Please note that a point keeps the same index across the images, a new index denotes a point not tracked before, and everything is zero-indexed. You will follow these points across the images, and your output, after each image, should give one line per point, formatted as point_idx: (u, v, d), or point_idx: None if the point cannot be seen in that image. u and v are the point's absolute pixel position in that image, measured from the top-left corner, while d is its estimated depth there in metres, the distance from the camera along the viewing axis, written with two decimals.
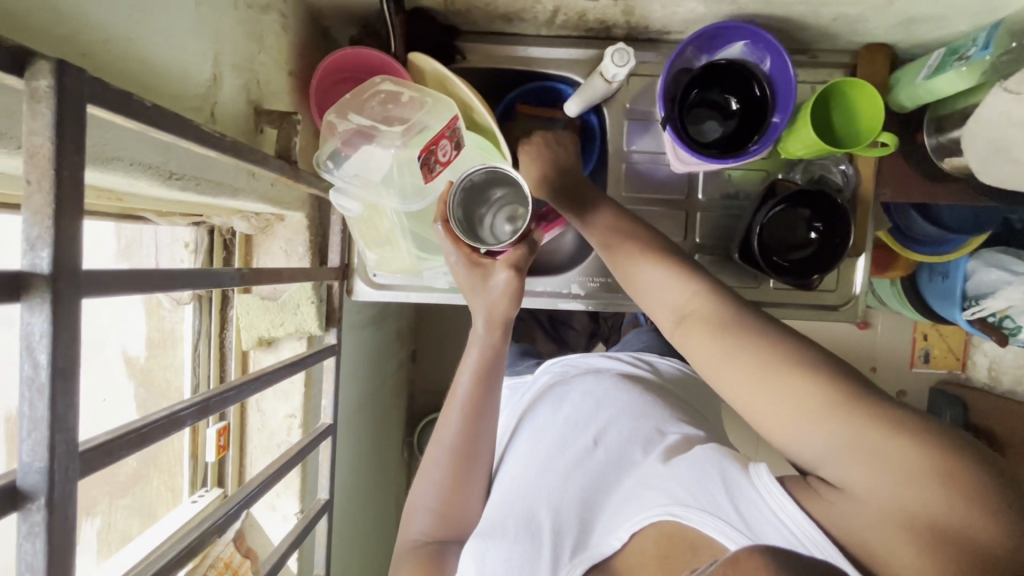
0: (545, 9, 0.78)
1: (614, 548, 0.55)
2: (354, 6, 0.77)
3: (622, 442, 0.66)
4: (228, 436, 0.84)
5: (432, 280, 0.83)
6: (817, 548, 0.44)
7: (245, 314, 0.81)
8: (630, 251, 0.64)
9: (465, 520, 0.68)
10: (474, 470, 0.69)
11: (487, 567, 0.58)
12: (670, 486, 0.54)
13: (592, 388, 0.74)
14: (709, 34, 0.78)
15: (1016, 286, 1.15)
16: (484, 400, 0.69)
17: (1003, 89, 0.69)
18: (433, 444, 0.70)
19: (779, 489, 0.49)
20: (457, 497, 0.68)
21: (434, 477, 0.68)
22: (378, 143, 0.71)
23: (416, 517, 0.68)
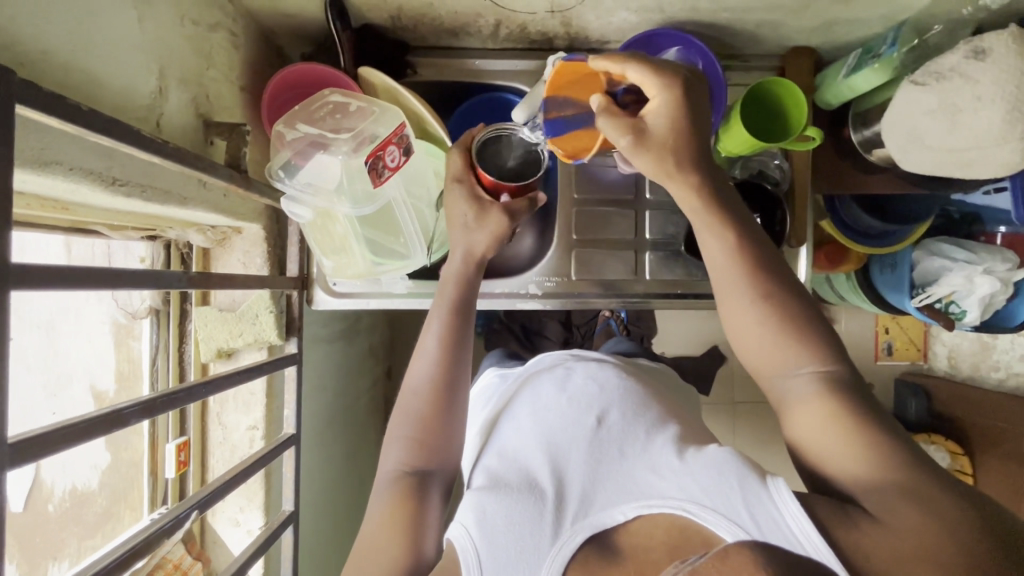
0: (488, 23, 0.83)
1: (617, 521, 0.56)
2: (305, 24, 0.80)
3: (626, 423, 0.65)
4: (189, 451, 0.83)
5: (392, 285, 0.86)
6: (811, 547, 0.47)
7: (203, 326, 0.82)
8: (741, 293, 0.58)
9: (445, 453, 0.67)
10: (452, 410, 0.68)
11: (488, 521, 0.56)
12: (682, 480, 0.55)
13: (597, 372, 0.74)
14: (639, 41, 0.84)
15: (956, 271, 1.22)
16: (459, 327, 0.72)
17: (911, 81, 0.74)
18: (409, 377, 0.71)
19: (798, 506, 0.48)
20: (438, 430, 0.67)
21: (413, 409, 0.68)
22: (328, 151, 0.72)
23: (392, 451, 0.67)
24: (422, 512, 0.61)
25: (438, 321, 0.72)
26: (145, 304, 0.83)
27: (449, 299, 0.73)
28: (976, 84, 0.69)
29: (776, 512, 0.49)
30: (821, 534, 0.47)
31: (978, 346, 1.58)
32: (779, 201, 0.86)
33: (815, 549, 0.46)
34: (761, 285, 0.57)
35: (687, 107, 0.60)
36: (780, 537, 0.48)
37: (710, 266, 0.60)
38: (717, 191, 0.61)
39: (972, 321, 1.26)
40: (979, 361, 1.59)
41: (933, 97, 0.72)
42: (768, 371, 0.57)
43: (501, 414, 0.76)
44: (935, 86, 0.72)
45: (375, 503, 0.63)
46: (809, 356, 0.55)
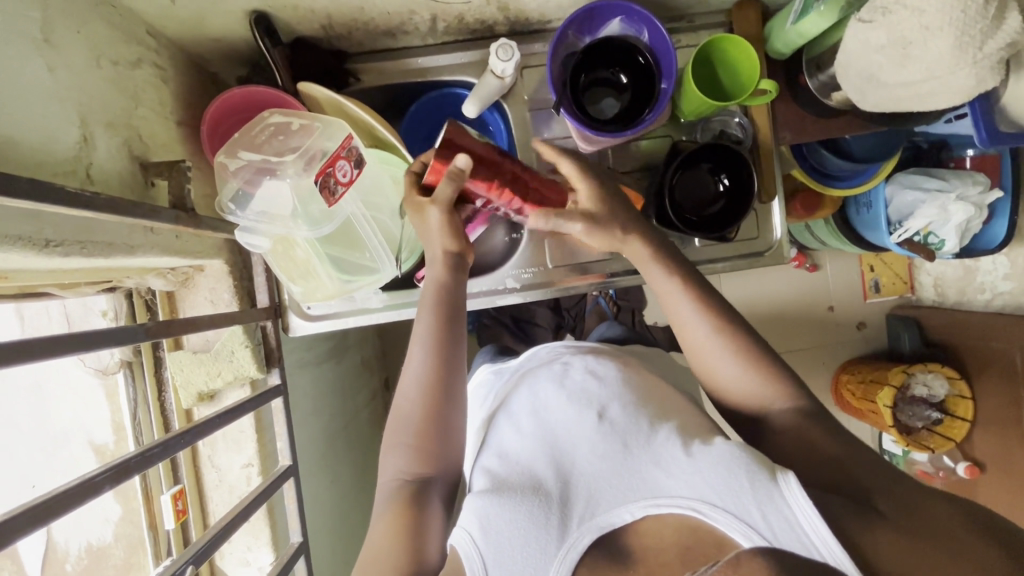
0: (424, 19, 0.80)
1: (625, 521, 0.58)
2: (234, 45, 0.78)
3: (627, 416, 0.66)
4: (185, 499, 0.80)
5: (366, 301, 0.85)
6: (830, 554, 0.51)
7: (179, 371, 0.78)
8: (715, 345, 0.70)
9: (444, 455, 0.69)
10: (450, 408, 0.70)
11: (492, 527, 0.58)
12: (692, 479, 0.57)
13: (594, 367, 0.75)
14: (584, 14, 0.81)
15: (929, 202, 1.22)
16: (453, 334, 0.71)
17: (857, 20, 0.74)
18: (402, 380, 0.72)
19: (808, 502, 0.52)
20: (434, 432, 0.69)
21: (409, 412, 0.70)
22: (278, 176, 0.70)
23: (394, 458, 0.69)
24: (421, 513, 0.64)
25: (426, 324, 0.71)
26: (115, 358, 0.79)
27: (432, 301, 0.71)
28: (923, 15, 0.67)
29: (790, 513, 0.52)
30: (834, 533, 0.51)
31: (962, 271, 1.65)
32: (749, 174, 0.81)
33: (827, 548, 0.51)
34: (731, 340, 0.70)
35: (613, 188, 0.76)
36: (794, 540, 0.51)
37: (677, 316, 0.73)
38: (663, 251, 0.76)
39: (952, 250, 1.27)
40: (964, 285, 1.65)
41: (880, 34, 0.72)
42: (752, 409, 0.69)
43: (500, 413, 0.76)
44: (880, 23, 0.71)
45: (378, 509, 0.66)
46: (777, 395, 0.68)
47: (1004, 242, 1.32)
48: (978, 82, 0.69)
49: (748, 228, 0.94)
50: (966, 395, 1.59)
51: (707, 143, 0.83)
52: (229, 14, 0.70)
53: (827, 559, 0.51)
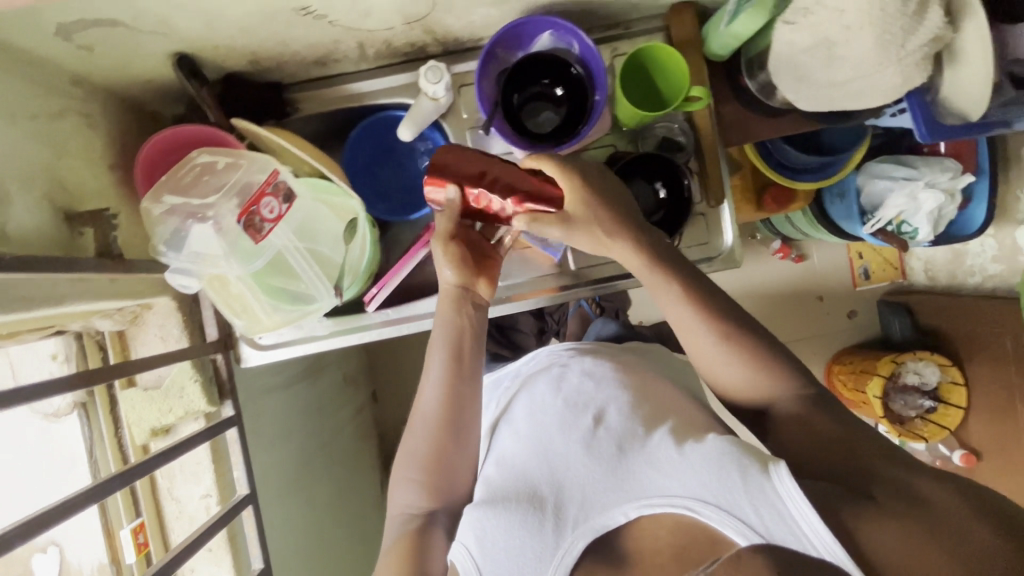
0: (351, 47, 0.81)
1: (619, 521, 0.63)
2: (164, 85, 0.78)
3: (622, 422, 0.72)
4: (147, 532, 0.81)
5: (314, 329, 0.88)
6: (826, 550, 0.54)
7: (131, 409, 0.80)
8: (706, 344, 0.72)
9: (450, 486, 0.76)
10: (458, 436, 0.76)
11: (488, 543, 0.65)
12: (685, 479, 0.62)
13: (591, 369, 0.81)
14: (510, 30, 0.80)
15: (898, 191, 1.19)
16: (462, 386, 0.76)
17: (782, 22, 0.71)
18: (415, 418, 0.78)
19: (800, 493, 0.56)
20: (440, 467, 0.75)
21: (416, 454, 0.76)
22: (200, 217, 0.69)
23: (403, 492, 0.76)
24: (427, 543, 0.71)
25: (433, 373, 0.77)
26: (69, 399, 0.80)
27: (442, 339, 0.78)
28: (841, 14, 0.65)
29: (780, 505, 0.56)
30: (829, 528, 0.54)
31: (952, 254, 1.63)
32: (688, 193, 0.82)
33: (820, 541, 0.54)
34: (720, 336, 0.70)
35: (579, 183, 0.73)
36: (788, 536, 0.55)
37: (671, 312, 0.73)
38: (659, 256, 0.74)
39: (925, 238, 1.23)
40: (955, 269, 1.63)
41: (803, 36, 0.70)
42: (753, 395, 0.71)
43: (507, 424, 0.82)
44: (803, 24, 0.69)
45: (391, 539, 0.74)
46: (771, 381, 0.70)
47: (985, 224, 1.30)
48: (905, 79, 0.67)
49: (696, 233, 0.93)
50: (960, 381, 1.56)
51: (642, 155, 0.83)
52: (151, 58, 0.71)
53: (823, 554, 0.53)
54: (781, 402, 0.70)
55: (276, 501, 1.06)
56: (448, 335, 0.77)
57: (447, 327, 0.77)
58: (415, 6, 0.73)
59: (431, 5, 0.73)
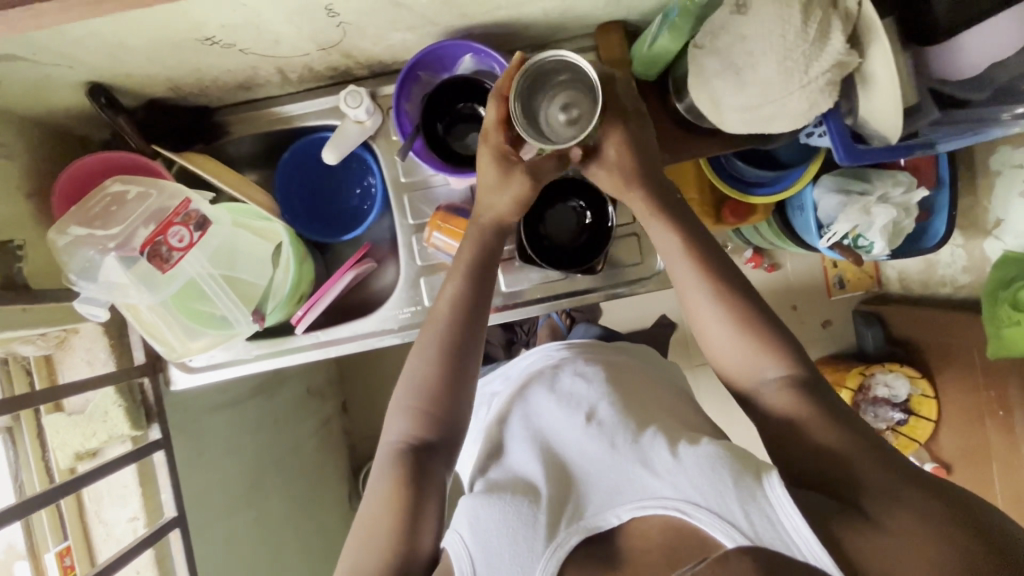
0: (272, 72, 0.81)
1: (612, 523, 0.63)
2: (86, 113, 0.79)
3: (614, 417, 0.73)
4: (74, 555, 0.83)
5: (240, 352, 0.88)
6: (811, 554, 0.54)
7: (55, 434, 0.81)
8: (709, 309, 0.73)
9: (446, 418, 0.72)
10: (462, 377, 0.74)
11: (482, 523, 0.64)
12: (677, 480, 0.62)
13: (582, 370, 0.83)
14: (429, 55, 0.79)
15: (852, 205, 1.17)
16: (468, 331, 0.75)
17: (694, 47, 0.70)
18: (412, 360, 0.75)
19: (790, 500, 0.56)
20: (442, 397, 0.72)
21: (414, 381, 0.74)
22: (102, 247, 0.69)
23: (398, 421, 0.73)
24: (419, 483, 0.68)
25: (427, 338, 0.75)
26: None
27: (463, 269, 0.78)
28: (745, 41, 0.65)
29: (770, 511, 0.56)
30: (816, 535, 0.55)
31: (923, 263, 1.57)
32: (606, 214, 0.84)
33: (805, 543, 0.54)
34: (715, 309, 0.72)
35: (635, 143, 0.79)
36: (774, 537, 0.55)
37: (678, 277, 0.76)
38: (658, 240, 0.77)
39: (880, 253, 1.22)
40: (928, 278, 1.58)
41: (711, 61, 0.69)
42: (740, 371, 0.71)
43: (505, 424, 0.81)
44: (709, 49, 0.68)
45: (378, 473, 0.70)
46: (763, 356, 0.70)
47: (945, 238, 1.26)
48: (811, 105, 0.66)
49: (629, 253, 0.92)
50: (931, 395, 1.54)
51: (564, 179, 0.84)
52: (63, 89, 0.72)
53: (808, 558, 0.54)
54: (767, 380, 0.69)
55: (219, 519, 1.07)
56: (470, 273, 0.77)
57: (469, 253, 0.78)
58: (326, 33, 0.72)
59: (342, 32, 0.73)
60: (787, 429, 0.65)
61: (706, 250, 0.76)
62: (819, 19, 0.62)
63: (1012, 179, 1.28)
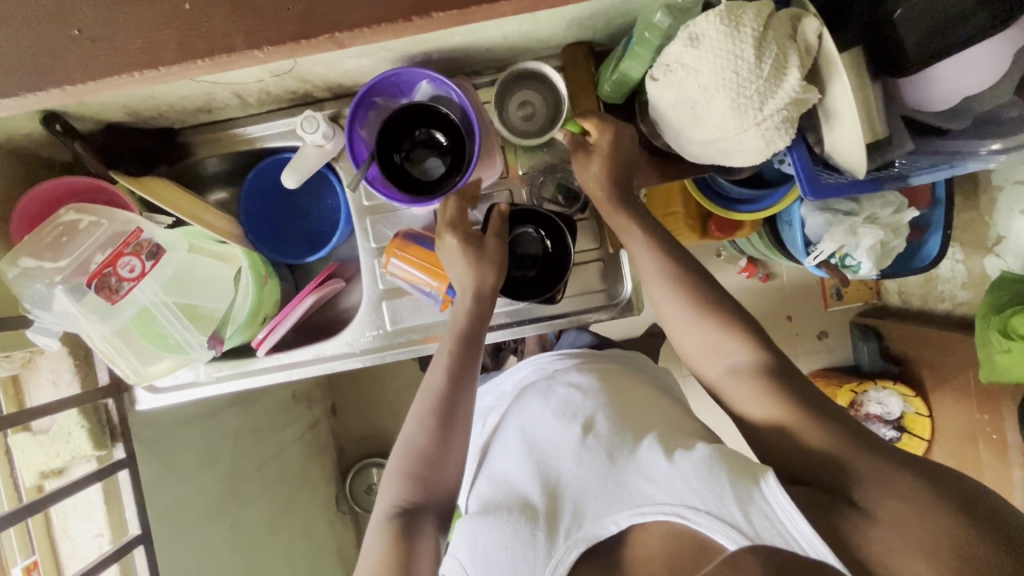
0: (229, 96, 0.80)
1: (611, 530, 0.63)
2: (48, 139, 0.79)
3: (611, 431, 0.71)
4: (41, 569, 0.85)
5: (194, 373, 0.90)
6: (810, 547, 0.56)
7: (21, 453, 0.83)
8: (681, 310, 0.73)
9: (438, 483, 0.72)
10: (452, 434, 0.74)
11: (482, 548, 0.65)
12: (674, 486, 0.62)
13: (576, 381, 0.81)
14: (383, 81, 0.78)
15: (838, 225, 1.12)
16: (459, 386, 0.75)
17: (651, 78, 0.67)
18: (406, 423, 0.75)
19: (788, 499, 0.57)
20: (435, 461, 0.72)
21: (404, 448, 0.73)
22: (46, 281, 0.70)
23: (390, 486, 0.72)
24: (411, 549, 0.68)
25: (422, 398, 0.75)
26: None
27: (455, 331, 0.77)
28: (698, 75, 0.62)
29: (769, 509, 0.58)
30: (816, 531, 0.56)
31: (923, 278, 1.47)
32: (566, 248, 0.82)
33: (808, 542, 0.56)
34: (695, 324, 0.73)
35: (612, 147, 0.76)
36: (776, 537, 0.57)
37: (653, 291, 0.75)
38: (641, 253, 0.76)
39: (868, 272, 1.18)
40: (926, 293, 1.48)
41: (666, 95, 0.66)
42: (715, 373, 0.71)
43: (503, 438, 0.80)
44: (664, 83, 0.65)
45: (372, 536, 0.70)
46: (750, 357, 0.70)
47: (939, 257, 1.21)
48: (769, 143, 0.64)
49: (591, 279, 0.91)
50: (923, 413, 1.47)
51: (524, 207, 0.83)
52: (18, 118, 0.72)
53: (810, 553, 0.56)
54: (741, 366, 0.69)
55: (192, 530, 1.09)
56: (460, 337, 0.77)
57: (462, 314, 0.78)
58: (276, 62, 0.71)
59: (292, 61, 0.72)
60: (776, 435, 0.65)
61: (677, 277, 0.74)
62: (773, 57, 0.60)
63: (1015, 195, 1.19)
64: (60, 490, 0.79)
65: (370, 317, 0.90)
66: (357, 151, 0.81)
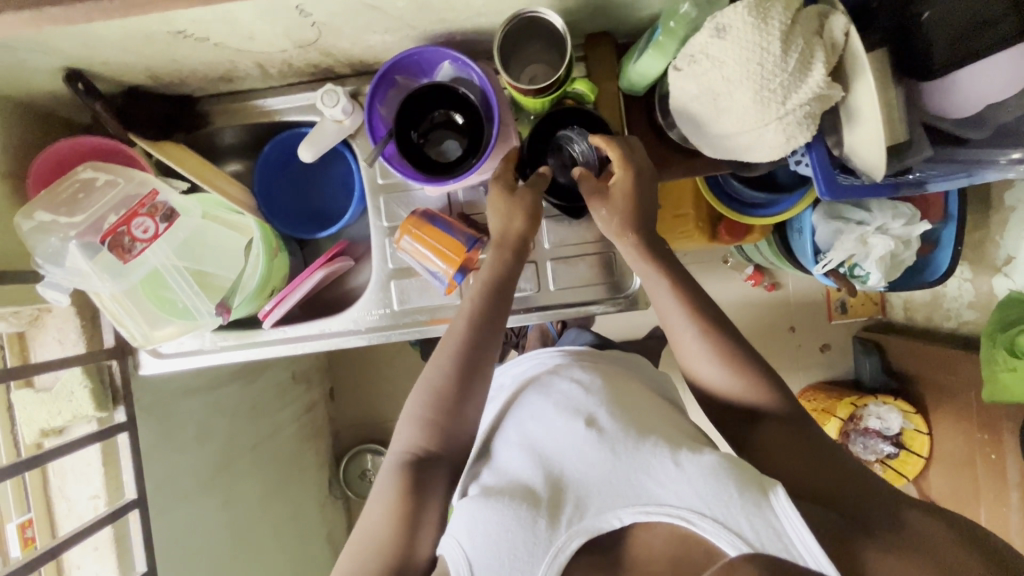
0: (251, 65, 0.80)
1: (615, 525, 0.63)
2: (69, 98, 0.80)
3: (615, 426, 0.70)
4: (36, 527, 0.85)
5: (205, 341, 0.89)
6: (812, 559, 0.57)
7: (22, 410, 0.83)
8: (672, 305, 0.75)
9: (451, 436, 0.73)
10: (475, 381, 0.74)
11: (478, 529, 0.64)
12: (680, 488, 0.62)
13: (581, 378, 0.80)
14: (405, 61, 0.79)
15: (847, 234, 1.13)
16: (484, 342, 0.75)
17: (673, 68, 0.67)
18: (429, 365, 0.75)
19: (795, 513, 0.58)
20: (452, 411, 0.73)
21: (424, 390, 0.74)
22: (60, 236, 0.71)
23: (406, 430, 0.73)
24: (420, 495, 0.69)
25: (440, 352, 0.75)
26: None
27: (485, 280, 0.77)
28: (724, 66, 0.62)
29: (778, 526, 0.58)
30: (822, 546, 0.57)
31: (929, 295, 1.46)
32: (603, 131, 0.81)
33: (809, 554, 0.57)
34: (701, 323, 0.73)
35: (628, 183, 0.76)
36: (779, 548, 0.58)
37: (655, 295, 0.76)
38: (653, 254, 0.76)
39: (876, 284, 1.17)
40: (932, 311, 1.48)
41: (689, 84, 0.66)
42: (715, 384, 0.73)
43: (505, 425, 0.79)
44: (687, 71, 0.65)
45: (382, 478, 0.71)
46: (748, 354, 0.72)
47: (948, 273, 1.21)
48: (789, 139, 0.64)
49: (601, 272, 0.91)
50: (923, 430, 1.47)
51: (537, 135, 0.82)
52: (42, 74, 0.73)
53: (810, 563, 0.57)
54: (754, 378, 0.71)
55: (185, 501, 1.09)
56: (489, 283, 0.77)
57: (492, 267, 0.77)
58: (301, 32, 0.71)
59: (318, 31, 0.72)
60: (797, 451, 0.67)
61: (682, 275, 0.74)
62: (799, 51, 0.60)
63: None
64: (60, 447, 0.79)
65: (376, 294, 0.90)
66: (375, 127, 0.81)
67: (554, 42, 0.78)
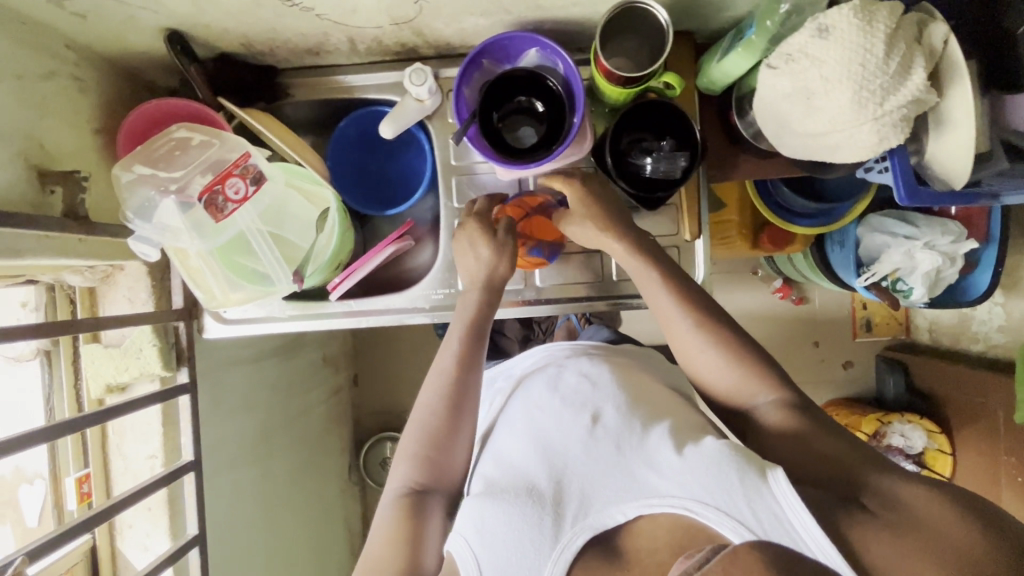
0: (341, 40, 0.82)
1: (617, 521, 0.61)
2: (160, 60, 0.81)
3: (619, 421, 0.69)
4: (92, 483, 0.87)
5: (274, 310, 0.90)
6: (822, 554, 0.53)
7: (90, 364, 0.84)
8: (683, 326, 0.73)
9: (445, 470, 0.73)
10: (464, 412, 0.74)
11: (489, 535, 0.62)
12: (682, 479, 0.59)
13: (588, 370, 0.78)
14: (493, 45, 0.81)
15: (896, 248, 1.15)
16: (470, 376, 0.76)
17: (766, 65, 0.69)
18: (418, 401, 0.76)
19: (794, 495, 0.55)
20: (444, 445, 0.73)
21: (416, 427, 0.74)
22: (159, 190, 0.74)
23: (401, 468, 0.73)
24: (419, 526, 0.68)
25: (430, 390, 0.75)
26: (33, 347, 0.84)
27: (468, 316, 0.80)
28: (823, 65, 0.64)
29: (779, 511, 0.55)
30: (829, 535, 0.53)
31: (957, 317, 1.48)
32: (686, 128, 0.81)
33: (820, 548, 0.53)
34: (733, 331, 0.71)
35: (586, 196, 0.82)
36: (783, 535, 0.54)
37: (657, 305, 0.76)
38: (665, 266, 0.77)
39: (920, 299, 1.19)
40: (959, 333, 1.49)
41: (784, 82, 0.68)
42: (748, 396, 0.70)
43: (503, 427, 0.78)
44: (785, 70, 0.67)
45: (382, 511, 0.70)
46: None
47: (986, 293, 1.23)
48: (881, 139, 0.65)
49: None
50: (946, 451, 1.47)
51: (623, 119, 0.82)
52: (144, 33, 0.74)
53: (818, 557, 0.53)
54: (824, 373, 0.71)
55: (225, 471, 1.09)
56: (472, 317, 0.80)
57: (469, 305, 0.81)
58: (402, 9, 0.73)
59: (418, 9, 0.74)
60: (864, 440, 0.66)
61: None
62: (901, 55, 0.62)
63: None
64: (128, 402, 0.80)
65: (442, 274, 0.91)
66: (459, 108, 0.83)
67: (642, 35, 0.80)
